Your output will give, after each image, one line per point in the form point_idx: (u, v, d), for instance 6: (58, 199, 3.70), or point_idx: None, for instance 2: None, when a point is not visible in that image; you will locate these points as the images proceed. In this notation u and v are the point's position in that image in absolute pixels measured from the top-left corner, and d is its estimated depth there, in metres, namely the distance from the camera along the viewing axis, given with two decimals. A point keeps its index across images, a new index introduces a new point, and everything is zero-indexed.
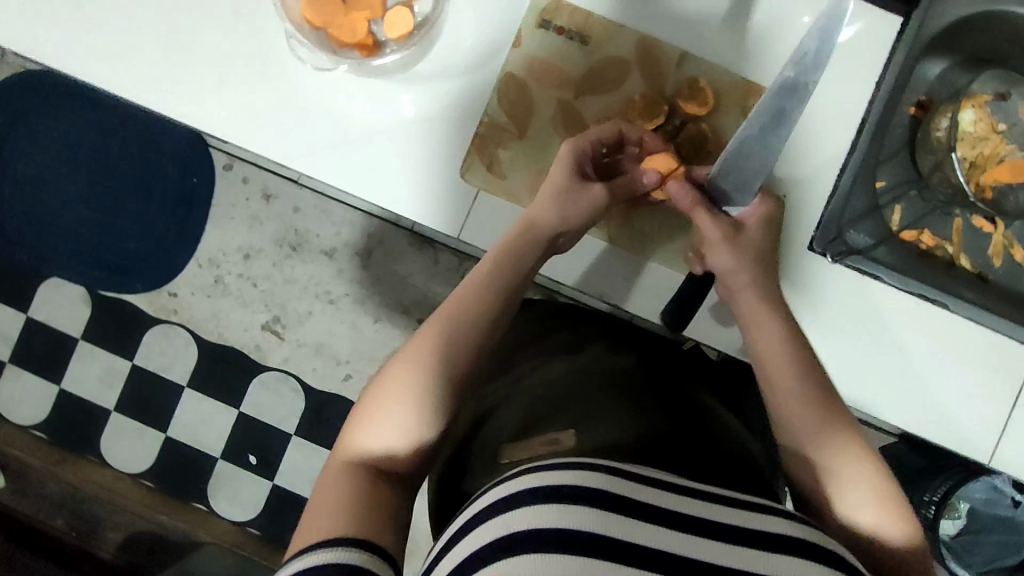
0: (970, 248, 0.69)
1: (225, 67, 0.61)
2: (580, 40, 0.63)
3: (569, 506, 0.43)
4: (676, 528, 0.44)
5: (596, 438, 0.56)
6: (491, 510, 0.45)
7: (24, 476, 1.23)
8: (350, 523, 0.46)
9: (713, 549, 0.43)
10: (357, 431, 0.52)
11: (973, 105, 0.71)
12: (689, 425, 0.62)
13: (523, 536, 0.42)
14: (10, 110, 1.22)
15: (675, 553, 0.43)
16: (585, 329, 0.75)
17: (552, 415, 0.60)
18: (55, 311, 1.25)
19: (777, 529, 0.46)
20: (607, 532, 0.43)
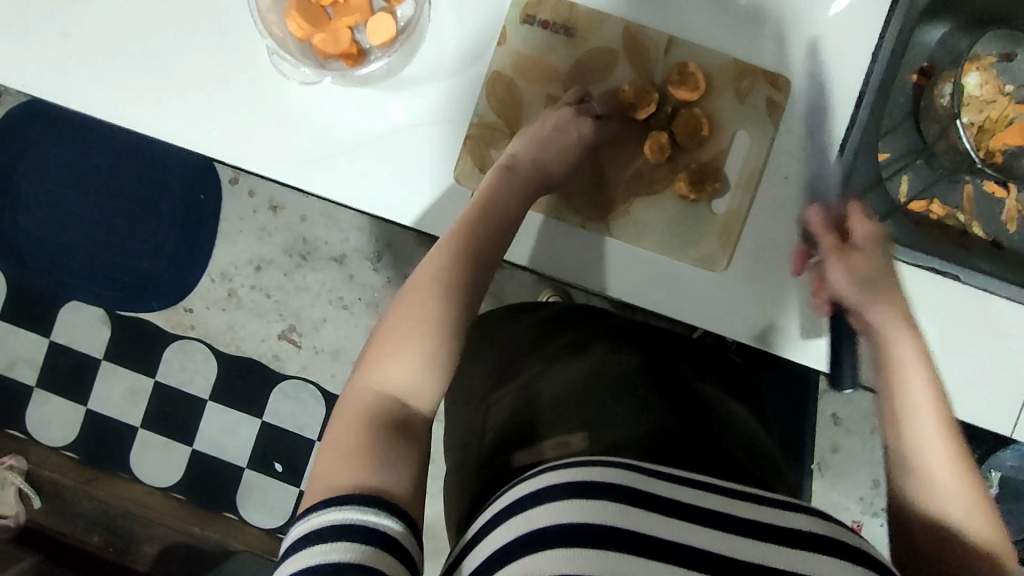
0: (983, 216, 0.67)
1: (214, 86, 0.61)
2: (565, 33, 0.62)
3: (596, 503, 0.43)
4: (704, 526, 0.43)
5: (604, 440, 0.57)
6: (513, 509, 0.44)
7: (60, 496, 1.26)
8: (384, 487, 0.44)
9: (736, 546, 0.42)
10: (376, 359, 0.49)
11: (978, 68, 0.66)
12: (699, 419, 0.62)
13: (546, 532, 0.42)
14: (20, 140, 1.25)
15: (706, 550, 0.42)
16: (593, 329, 0.75)
17: (563, 415, 0.61)
18: (75, 334, 1.27)
19: (805, 527, 0.45)
20: (632, 528, 0.42)
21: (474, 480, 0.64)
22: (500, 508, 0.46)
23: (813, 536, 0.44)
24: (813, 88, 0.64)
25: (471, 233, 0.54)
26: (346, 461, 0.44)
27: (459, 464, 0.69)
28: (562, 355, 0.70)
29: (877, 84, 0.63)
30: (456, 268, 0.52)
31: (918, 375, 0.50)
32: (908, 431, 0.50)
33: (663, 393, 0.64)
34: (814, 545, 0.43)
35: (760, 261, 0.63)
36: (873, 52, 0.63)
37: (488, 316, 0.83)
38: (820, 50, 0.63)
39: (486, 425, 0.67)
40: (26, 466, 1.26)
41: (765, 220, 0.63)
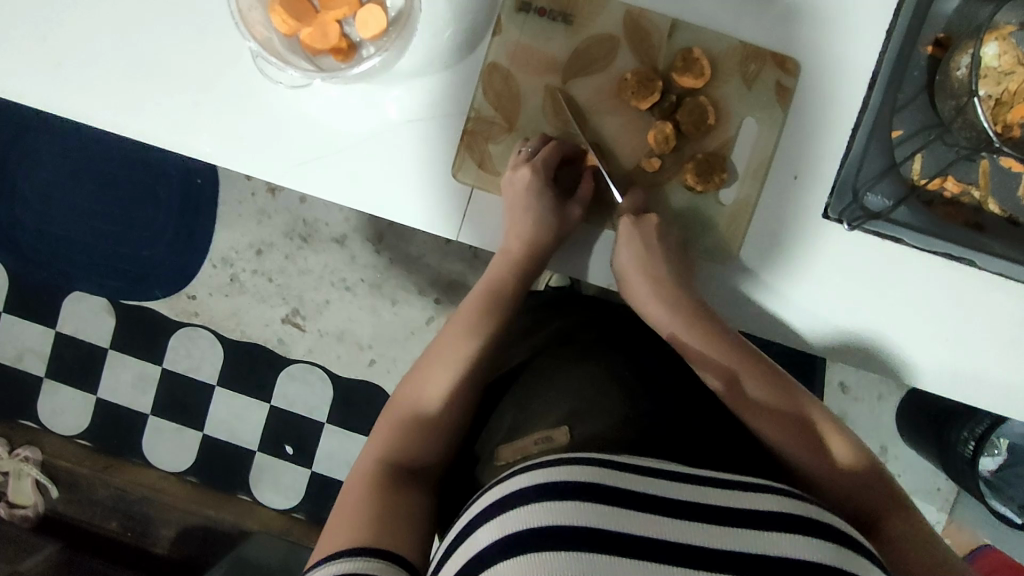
0: (1000, 193, 0.62)
1: (205, 85, 0.59)
2: (563, 20, 0.59)
3: (571, 503, 0.44)
4: (679, 519, 0.44)
5: (589, 435, 0.56)
6: (489, 510, 0.45)
7: (74, 485, 1.27)
8: (376, 532, 0.50)
9: (707, 533, 0.43)
10: (390, 426, 0.60)
11: (997, 37, 0.60)
12: (683, 415, 0.62)
13: (521, 537, 0.42)
14: (11, 129, 1.22)
15: (680, 542, 0.43)
16: (575, 318, 0.73)
17: (542, 411, 0.60)
18: (81, 324, 1.27)
19: (782, 508, 0.46)
20: (604, 527, 0.43)
21: (466, 471, 0.63)
22: (476, 513, 0.46)
23: (794, 519, 0.45)
24: (826, 65, 0.61)
25: (481, 303, 0.65)
26: (351, 518, 0.52)
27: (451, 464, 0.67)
28: (546, 348, 0.69)
29: (890, 63, 0.61)
30: (460, 336, 0.64)
31: (767, 389, 0.60)
32: (789, 418, 0.59)
33: (645, 386, 0.63)
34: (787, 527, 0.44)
35: (761, 247, 0.63)
36: (886, 32, 0.61)
37: None
38: (830, 29, 0.61)
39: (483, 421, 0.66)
40: (41, 457, 1.26)
41: (772, 211, 0.63)
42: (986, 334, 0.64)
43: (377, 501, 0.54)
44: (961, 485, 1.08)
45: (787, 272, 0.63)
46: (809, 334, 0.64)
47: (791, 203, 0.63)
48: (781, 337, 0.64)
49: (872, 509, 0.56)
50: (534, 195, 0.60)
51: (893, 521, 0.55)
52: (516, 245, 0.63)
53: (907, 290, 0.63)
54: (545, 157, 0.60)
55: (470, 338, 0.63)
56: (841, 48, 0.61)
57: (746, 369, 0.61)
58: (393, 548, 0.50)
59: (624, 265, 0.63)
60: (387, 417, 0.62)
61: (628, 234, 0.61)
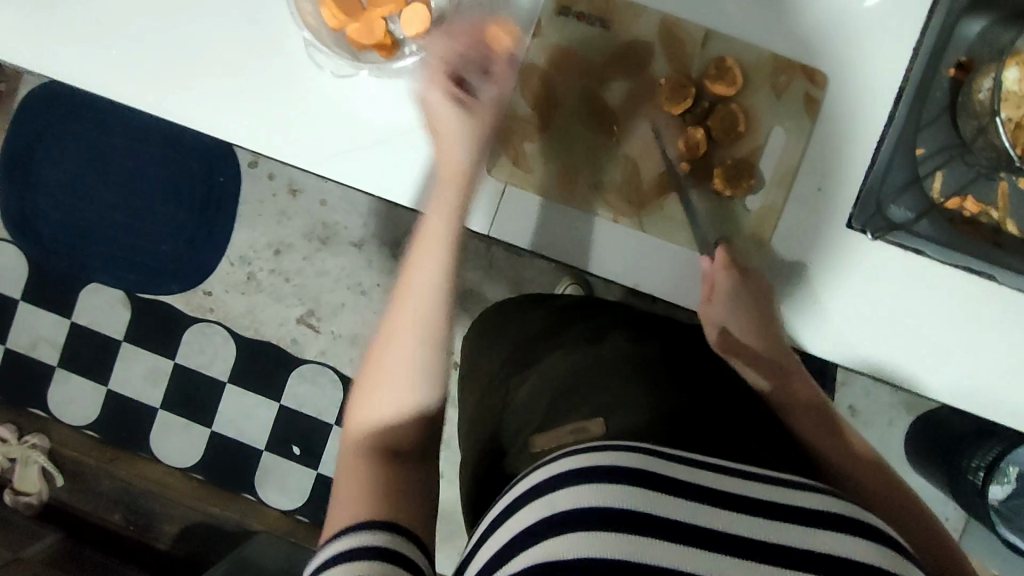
0: (1018, 213, 0.64)
1: (249, 74, 0.61)
2: (601, 25, 0.61)
3: (618, 486, 0.43)
4: (730, 510, 0.44)
5: (624, 425, 0.57)
6: (534, 492, 0.45)
7: (81, 475, 1.28)
8: (383, 505, 0.47)
9: (755, 526, 0.43)
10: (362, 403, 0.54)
11: (1019, 62, 0.61)
12: (716, 409, 0.61)
13: (567, 516, 0.42)
14: (41, 120, 1.24)
15: (726, 533, 0.42)
16: (601, 319, 0.74)
17: (576, 403, 0.60)
18: (97, 315, 1.28)
19: (829, 508, 0.45)
20: (651, 511, 0.42)
21: (501, 466, 0.63)
22: (519, 494, 0.46)
23: (842, 518, 0.45)
24: (853, 81, 0.63)
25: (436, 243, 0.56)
26: (359, 494, 0.48)
27: (477, 458, 0.68)
28: (577, 344, 0.69)
29: (915, 82, 0.62)
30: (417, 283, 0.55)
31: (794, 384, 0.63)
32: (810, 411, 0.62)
33: (669, 386, 0.63)
34: (837, 526, 0.44)
35: (788, 255, 0.64)
36: (913, 50, 0.62)
37: (502, 306, 0.83)
38: (860, 47, 0.62)
39: (510, 414, 0.66)
40: (49, 445, 1.27)
41: (797, 220, 0.64)
42: (1004, 354, 0.64)
43: (365, 483, 0.49)
44: (970, 513, 1.08)
45: (810, 279, 0.64)
46: (831, 344, 0.64)
47: (815, 214, 0.63)
48: (804, 348, 0.65)
49: (900, 518, 0.55)
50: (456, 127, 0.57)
51: (922, 534, 0.54)
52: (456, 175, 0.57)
53: (927, 306, 0.64)
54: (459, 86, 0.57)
55: (429, 291, 0.54)
56: (868, 66, 0.62)
57: (786, 368, 0.63)
58: (402, 521, 0.46)
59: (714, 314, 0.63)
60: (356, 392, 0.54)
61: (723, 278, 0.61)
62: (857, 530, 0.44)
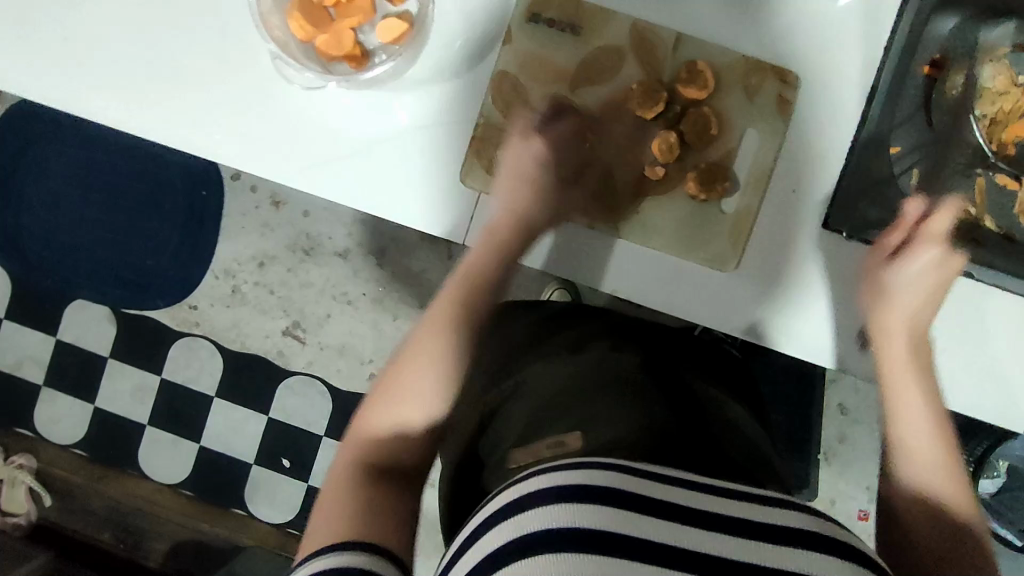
0: (996, 210, 0.64)
1: (220, 88, 0.60)
2: (572, 31, 0.61)
3: (590, 506, 0.43)
4: (699, 528, 0.44)
5: (605, 438, 0.56)
6: (504, 512, 0.45)
7: (70, 493, 1.27)
8: (359, 527, 0.47)
9: (723, 545, 0.43)
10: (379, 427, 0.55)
11: (991, 59, 0.63)
12: (693, 419, 0.61)
13: (536, 538, 0.43)
14: (21, 138, 1.24)
15: (697, 552, 0.43)
16: (585, 327, 0.74)
17: (557, 418, 0.61)
18: (81, 332, 1.27)
19: (803, 526, 0.45)
20: (619, 530, 0.43)
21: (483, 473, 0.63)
22: (489, 513, 0.47)
23: (812, 535, 0.45)
24: (824, 82, 0.63)
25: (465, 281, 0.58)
26: (337, 507, 0.49)
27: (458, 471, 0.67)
28: (561, 354, 0.70)
29: (887, 81, 0.62)
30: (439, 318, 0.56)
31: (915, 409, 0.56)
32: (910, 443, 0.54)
33: (651, 392, 0.63)
34: (805, 544, 0.44)
35: (765, 257, 0.64)
36: (884, 48, 0.62)
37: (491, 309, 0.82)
38: (829, 48, 0.62)
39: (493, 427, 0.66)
40: (36, 465, 1.26)
41: (772, 221, 0.64)
42: (985, 350, 0.64)
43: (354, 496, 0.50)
44: None
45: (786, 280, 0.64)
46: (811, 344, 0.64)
47: (789, 216, 0.64)
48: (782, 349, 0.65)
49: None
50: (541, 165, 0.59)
51: None
52: (502, 224, 0.59)
53: None
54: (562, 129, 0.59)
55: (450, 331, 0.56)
56: (837, 66, 0.63)
57: (918, 377, 0.57)
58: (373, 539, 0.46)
59: (889, 281, 0.60)
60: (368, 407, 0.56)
61: (936, 264, 0.59)
62: (824, 547, 0.44)
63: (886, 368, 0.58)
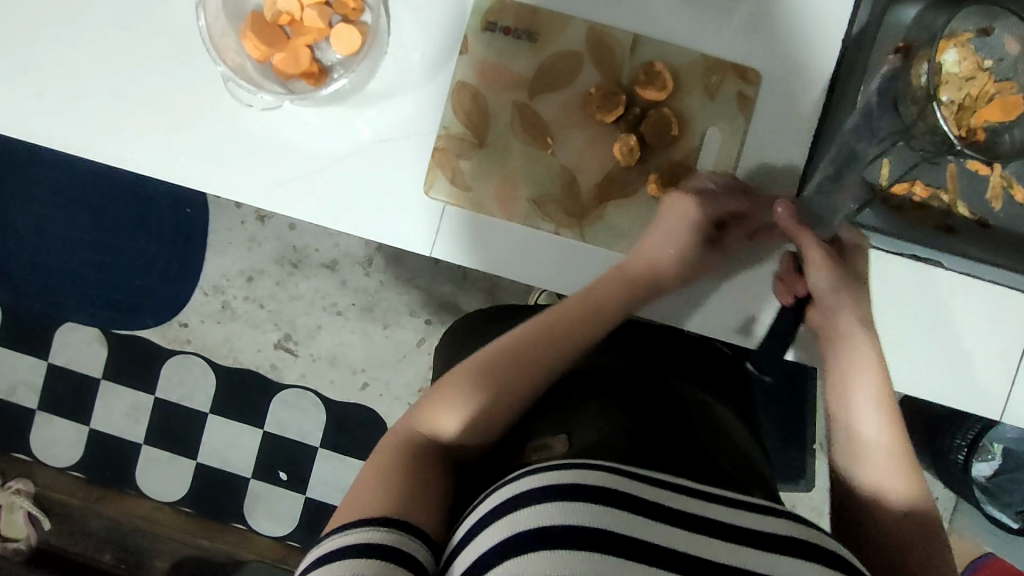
0: (968, 195, 0.64)
1: (182, 111, 0.61)
2: (528, 38, 0.61)
3: (584, 504, 0.43)
4: (689, 529, 0.44)
5: (586, 441, 0.57)
6: (496, 510, 0.44)
7: (69, 515, 1.27)
8: (376, 507, 0.46)
9: (711, 547, 0.43)
10: (458, 424, 0.53)
11: (956, 45, 0.62)
12: (673, 420, 0.61)
13: (523, 537, 0.41)
14: (3, 165, 1.24)
15: (688, 553, 0.42)
16: None
17: (541, 422, 0.60)
18: (74, 354, 1.27)
19: (789, 531, 0.45)
20: (610, 528, 0.42)
21: None
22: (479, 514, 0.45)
23: (797, 542, 0.45)
24: (788, 75, 0.63)
25: (566, 305, 0.58)
26: (371, 491, 0.48)
27: None
28: None
29: (848, 73, 0.62)
30: (531, 331, 0.56)
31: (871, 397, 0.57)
32: (861, 430, 0.57)
33: (628, 388, 0.64)
34: (793, 551, 0.44)
35: None
36: (842, 40, 0.62)
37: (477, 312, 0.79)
38: (792, 41, 0.62)
39: None
40: (34, 489, 1.27)
41: (739, 218, 0.63)
42: (960, 335, 0.65)
43: (399, 480, 0.49)
44: (958, 493, 1.07)
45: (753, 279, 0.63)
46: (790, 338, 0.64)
47: (759, 213, 0.63)
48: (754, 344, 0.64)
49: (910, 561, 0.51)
50: (693, 226, 0.61)
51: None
52: (635, 266, 0.60)
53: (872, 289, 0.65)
54: (714, 190, 0.60)
55: (550, 344, 0.56)
56: (798, 59, 0.62)
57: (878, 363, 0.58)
58: (402, 519, 0.46)
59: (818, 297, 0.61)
60: (426, 394, 0.55)
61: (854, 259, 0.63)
62: (805, 553, 0.44)
63: (840, 353, 0.60)
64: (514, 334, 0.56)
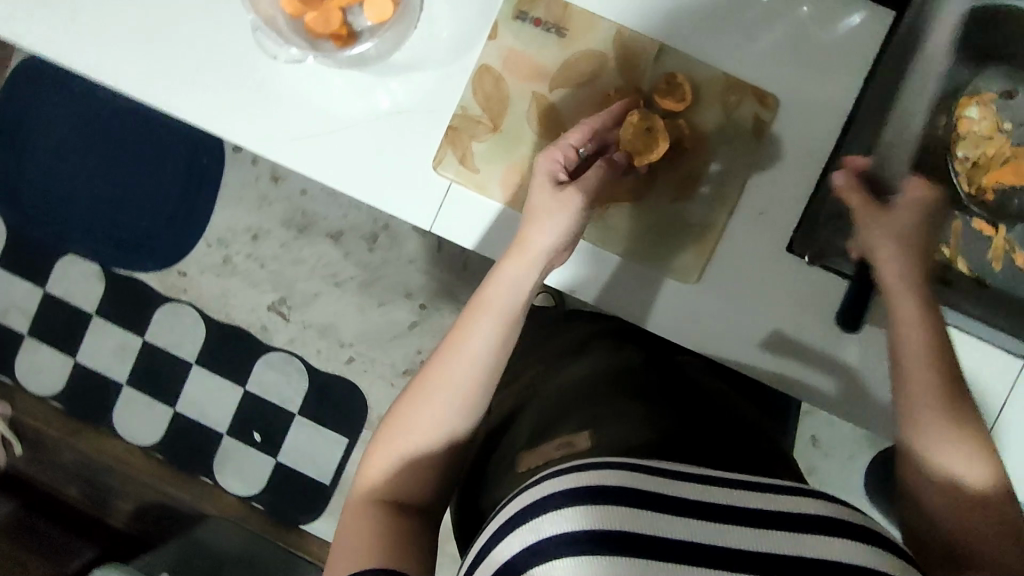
0: (969, 254, 0.65)
1: (210, 55, 0.61)
2: (557, 32, 0.62)
3: (601, 508, 0.39)
4: (724, 522, 0.40)
5: (613, 431, 0.54)
6: (511, 520, 0.41)
7: (41, 444, 1.28)
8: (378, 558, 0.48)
9: (750, 536, 0.39)
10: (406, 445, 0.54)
11: (978, 102, 0.66)
12: (712, 424, 0.59)
13: (552, 543, 0.39)
14: (30, 90, 1.25)
15: (732, 546, 0.39)
16: (587, 334, 0.74)
17: (569, 414, 0.58)
18: (70, 287, 1.28)
19: (814, 512, 0.41)
20: (633, 531, 0.39)
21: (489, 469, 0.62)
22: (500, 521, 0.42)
23: (849, 525, 0.40)
24: (808, 105, 0.63)
25: (484, 305, 0.55)
26: (361, 541, 0.50)
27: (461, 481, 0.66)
28: (564, 359, 0.70)
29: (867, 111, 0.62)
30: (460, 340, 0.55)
31: (932, 388, 0.53)
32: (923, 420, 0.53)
33: (650, 385, 0.62)
34: (843, 533, 0.40)
35: (730, 270, 0.64)
36: (862, 79, 0.63)
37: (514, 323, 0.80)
38: (817, 73, 0.63)
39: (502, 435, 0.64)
40: (10, 413, 1.27)
41: (736, 239, 0.64)
42: None
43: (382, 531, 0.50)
44: None
45: (741, 301, 0.64)
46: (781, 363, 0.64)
47: (756, 237, 0.64)
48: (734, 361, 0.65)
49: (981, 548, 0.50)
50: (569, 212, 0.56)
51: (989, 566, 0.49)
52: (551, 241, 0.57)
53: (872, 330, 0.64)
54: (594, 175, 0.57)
55: (480, 344, 0.55)
56: (820, 94, 0.63)
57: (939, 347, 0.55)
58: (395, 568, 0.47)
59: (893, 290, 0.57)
60: (382, 427, 0.56)
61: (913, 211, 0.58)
62: (857, 535, 0.40)
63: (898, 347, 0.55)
64: (449, 345, 0.55)
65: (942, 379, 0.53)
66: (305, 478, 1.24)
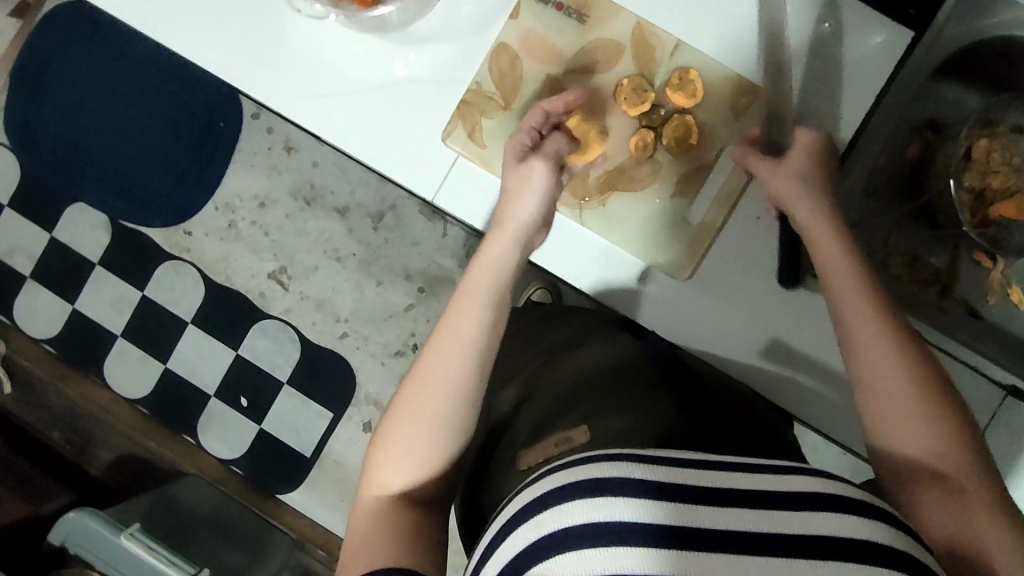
0: (964, 283, 0.68)
1: (233, 7, 0.62)
2: (577, 18, 0.63)
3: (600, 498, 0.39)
4: (721, 504, 0.39)
5: (614, 428, 0.53)
6: (514, 516, 0.40)
7: (30, 385, 1.29)
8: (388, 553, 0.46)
9: (745, 516, 0.38)
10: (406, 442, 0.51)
11: (989, 134, 0.67)
12: (723, 430, 0.58)
13: (558, 538, 0.38)
14: (58, 37, 1.27)
15: (735, 529, 0.38)
16: (590, 326, 0.72)
17: (571, 410, 0.57)
18: (76, 234, 1.29)
19: (823, 490, 0.40)
20: (633, 521, 0.38)
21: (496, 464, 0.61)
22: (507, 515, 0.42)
23: (843, 500, 0.40)
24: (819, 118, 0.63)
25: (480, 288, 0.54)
26: (376, 544, 0.47)
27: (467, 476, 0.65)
28: (566, 350, 0.68)
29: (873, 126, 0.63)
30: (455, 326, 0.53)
31: (890, 368, 0.48)
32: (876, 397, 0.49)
33: (657, 382, 0.61)
34: (841, 508, 0.39)
35: (722, 272, 0.64)
36: (875, 99, 0.62)
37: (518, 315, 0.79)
38: (830, 87, 0.63)
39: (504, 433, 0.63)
40: (4, 351, 1.29)
41: (733, 242, 0.64)
42: None
43: (397, 533, 0.48)
44: None
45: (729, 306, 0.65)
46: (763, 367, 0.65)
47: (752, 242, 0.64)
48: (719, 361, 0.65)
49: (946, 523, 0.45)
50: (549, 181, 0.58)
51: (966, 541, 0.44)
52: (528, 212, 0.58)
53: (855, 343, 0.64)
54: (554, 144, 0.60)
55: (475, 332, 0.53)
56: (833, 108, 0.63)
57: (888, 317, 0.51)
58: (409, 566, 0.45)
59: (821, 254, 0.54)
60: (378, 431, 0.52)
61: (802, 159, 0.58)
62: (851, 508, 0.39)
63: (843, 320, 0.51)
64: (444, 335, 0.53)
65: (895, 347, 0.49)
66: (285, 447, 1.24)
